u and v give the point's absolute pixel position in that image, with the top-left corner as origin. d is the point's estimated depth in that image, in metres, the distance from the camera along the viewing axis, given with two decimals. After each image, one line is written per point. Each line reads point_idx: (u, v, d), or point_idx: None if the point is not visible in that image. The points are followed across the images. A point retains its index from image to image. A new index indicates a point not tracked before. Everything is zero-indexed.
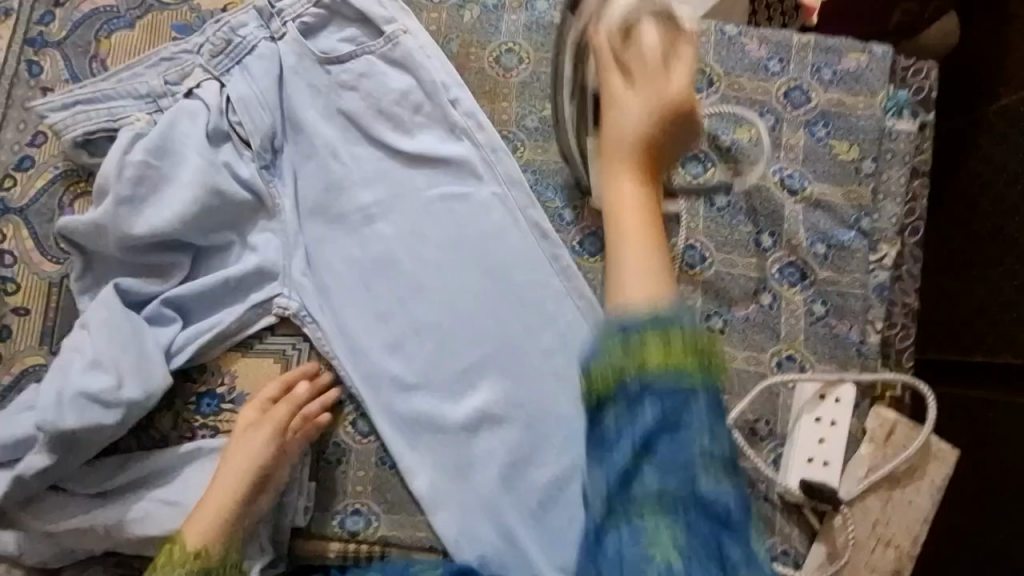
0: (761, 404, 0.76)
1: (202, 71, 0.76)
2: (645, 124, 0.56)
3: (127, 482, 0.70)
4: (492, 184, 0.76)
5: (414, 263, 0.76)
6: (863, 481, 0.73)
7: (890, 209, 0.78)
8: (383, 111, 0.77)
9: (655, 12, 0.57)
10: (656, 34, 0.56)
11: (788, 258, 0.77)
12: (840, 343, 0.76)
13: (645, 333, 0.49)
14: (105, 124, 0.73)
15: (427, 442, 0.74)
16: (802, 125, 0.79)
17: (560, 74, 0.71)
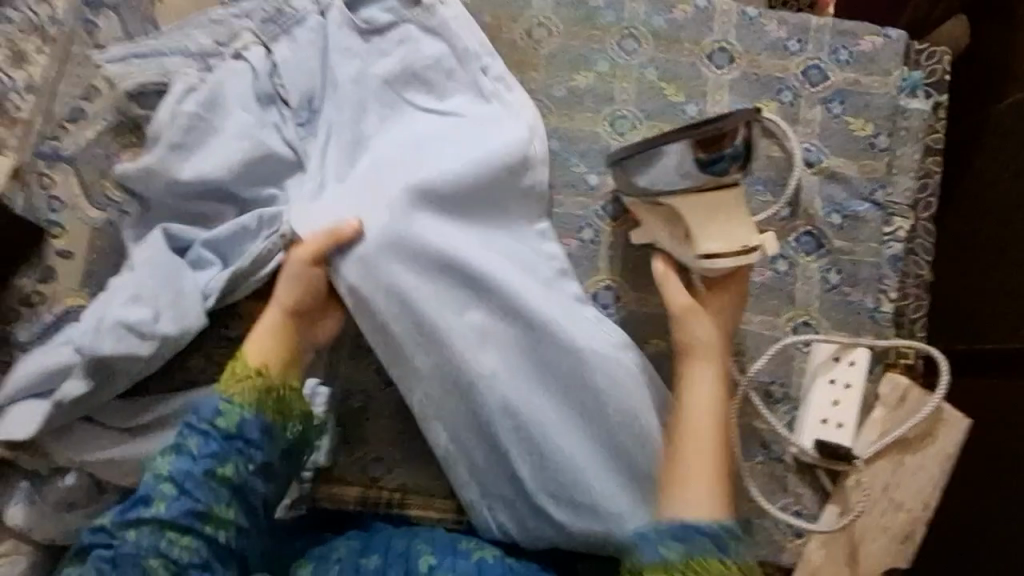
0: (776, 366, 0.77)
1: (252, 35, 0.80)
2: (713, 336, 0.69)
3: (159, 419, 0.74)
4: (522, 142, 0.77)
5: (423, 189, 0.74)
6: (876, 443, 0.74)
7: (903, 183, 0.81)
8: (417, 76, 0.79)
9: (736, 248, 0.68)
10: (729, 262, 0.68)
11: (805, 227, 0.80)
12: (852, 310, 0.79)
13: (697, 543, 0.61)
14: (157, 78, 0.77)
15: (423, 353, 0.73)
16: (819, 101, 0.82)
17: (658, 142, 0.68)
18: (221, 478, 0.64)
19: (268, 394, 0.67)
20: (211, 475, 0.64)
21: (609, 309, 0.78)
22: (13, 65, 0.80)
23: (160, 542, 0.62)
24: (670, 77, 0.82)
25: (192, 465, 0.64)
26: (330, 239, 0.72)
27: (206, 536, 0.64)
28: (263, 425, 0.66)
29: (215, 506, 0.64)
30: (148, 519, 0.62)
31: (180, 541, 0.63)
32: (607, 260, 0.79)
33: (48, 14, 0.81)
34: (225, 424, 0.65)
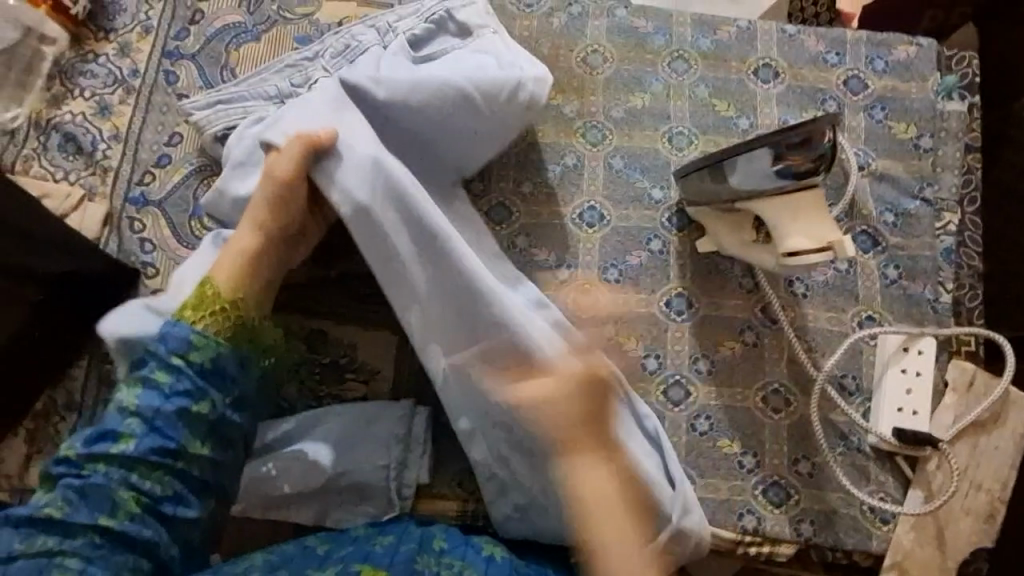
0: (847, 360, 0.81)
1: (322, 70, 0.84)
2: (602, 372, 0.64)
3: (262, 445, 0.76)
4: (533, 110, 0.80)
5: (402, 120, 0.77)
6: (951, 427, 0.77)
7: (949, 179, 0.86)
8: None
9: (816, 242, 0.69)
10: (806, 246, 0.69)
11: (861, 227, 0.84)
12: (914, 301, 0.82)
13: None
14: (240, 121, 0.81)
15: (418, 263, 0.72)
16: (863, 108, 0.87)
17: (732, 149, 0.67)
18: (195, 415, 0.64)
19: (236, 314, 0.67)
20: (184, 412, 0.64)
21: (684, 315, 0.82)
22: (99, 117, 0.84)
23: (130, 474, 0.62)
24: (721, 93, 0.87)
25: (162, 401, 0.63)
26: (307, 146, 0.71)
27: (179, 470, 0.63)
28: (239, 359, 0.67)
29: (188, 443, 0.64)
30: (116, 456, 0.62)
31: (151, 474, 0.62)
32: (676, 269, 0.83)
33: (129, 68, 0.86)
34: (195, 357, 0.65)
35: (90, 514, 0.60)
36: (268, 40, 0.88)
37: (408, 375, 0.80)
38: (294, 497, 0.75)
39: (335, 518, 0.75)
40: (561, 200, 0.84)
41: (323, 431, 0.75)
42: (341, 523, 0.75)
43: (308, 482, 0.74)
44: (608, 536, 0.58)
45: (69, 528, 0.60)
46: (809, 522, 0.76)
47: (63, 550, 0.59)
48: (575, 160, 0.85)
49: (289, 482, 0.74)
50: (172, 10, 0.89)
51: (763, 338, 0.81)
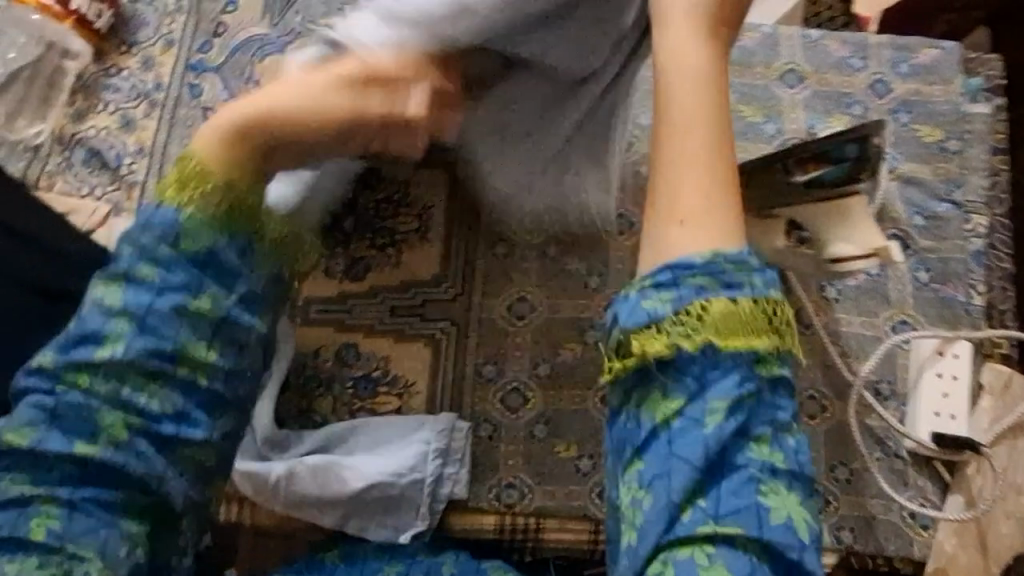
0: (882, 365, 0.81)
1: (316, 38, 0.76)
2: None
3: (305, 451, 0.75)
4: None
5: None
6: (989, 430, 0.77)
7: (976, 181, 0.86)
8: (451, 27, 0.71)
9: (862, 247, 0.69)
10: (853, 252, 0.69)
11: (891, 230, 0.84)
12: (946, 304, 0.82)
13: (691, 282, 0.59)
14: None
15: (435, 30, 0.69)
16: (888, 112, 0.88)
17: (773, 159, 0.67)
18: (196, 313, 0.52)
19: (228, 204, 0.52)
20: (180, 308, 0.51)
21: None
22: (124, 131, 0.84)
23: (120, 390, 0.51)
24: (747, 99, 0.88)
25: (153, 299, 0.51)
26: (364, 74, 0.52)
27: (173, 378, 0.52)
28: (238, 245, 0.53)
29: (189, 343, 0.52)
30: (95, 364, 0.50)
31: (148, 387, 0.51)
32: None
33: (153, 81, 0.86)
34: (187, 246, 0.51)
35: (64, 441, 0.50)
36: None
37: (443, 389, 0.79)
38: (320, 501, 0.74)
39: (359, 526, 0.75)
40: None
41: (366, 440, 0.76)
42: (363, 532, 0.75)
43: (339, 488, 0.73)
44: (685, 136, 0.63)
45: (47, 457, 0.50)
46: (850, 529, 0.76)
47: (38, 495, 0.50)
48: None
49: (319, 484, 0.73)
50: (195, 23, 0.88)
51: (797, 344, 0.81)
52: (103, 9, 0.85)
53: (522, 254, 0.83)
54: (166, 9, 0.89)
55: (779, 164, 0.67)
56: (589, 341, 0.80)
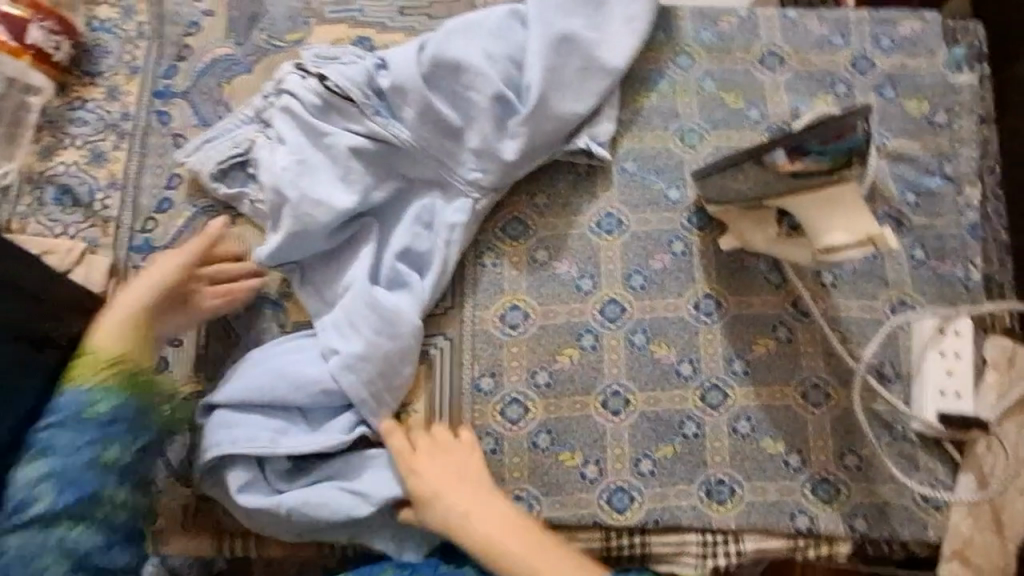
0: (884, 347, 0.80)
1: (321, 95, 0.80)
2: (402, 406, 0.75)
3: (307, 480, 0.74)
4: (608, 70, 0.82)
5: (454, 54, 0.80)
6: (997, 406, 0.76)
7: (967, 154, 0.85)
8: (468, 94, 0.80)
9: (854, 237, 0.66)
10: (842, 242, 0.66)
11: (883, 209, 0.83)
12: (945, 281, 0.81)
13: None
14: (234, 154, 0.80)
15: (460, 105, 0.80)
16: (873, 89, 0.86)
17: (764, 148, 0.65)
18: (103, 466, 0.64)
19: (125, 382, 0.67)
20: (95, 462, 0.64)
21: (713, 316, 0.80)
22: (94, 165, 0.81)
23: (51, 535, 0.61)
24: (728, 86, 0.86)
25: (71, 459, 0.63)
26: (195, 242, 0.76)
27: (100, 520, 0.64)
28: (135, 407, 0.67)
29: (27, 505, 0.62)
30: (33, 520, 0.61)
31: (74, 528, 0.62)
32: (702, 269, 0.81)
33: (120, 111, 0.84)
34: (99, 415, 0.65)
35: None
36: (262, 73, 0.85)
37: (444, 405, 0.77)
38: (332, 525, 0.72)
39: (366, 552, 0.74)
40: (578, 209, 0.82)
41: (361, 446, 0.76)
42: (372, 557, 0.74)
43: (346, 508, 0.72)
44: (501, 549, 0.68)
45: None
46: (863, 516, 0.75)
47: None
48: (588, 167, 0.84)
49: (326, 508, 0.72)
50: (159, 49, 0.86)
51: (797, 333, 0.80)
52: (61, 42, 0.82)
53: (512, 262, 0.81)
54: (128, 35, 0.87)
55: (771, 151, 0.65)
56: (585, 346, 0.79)
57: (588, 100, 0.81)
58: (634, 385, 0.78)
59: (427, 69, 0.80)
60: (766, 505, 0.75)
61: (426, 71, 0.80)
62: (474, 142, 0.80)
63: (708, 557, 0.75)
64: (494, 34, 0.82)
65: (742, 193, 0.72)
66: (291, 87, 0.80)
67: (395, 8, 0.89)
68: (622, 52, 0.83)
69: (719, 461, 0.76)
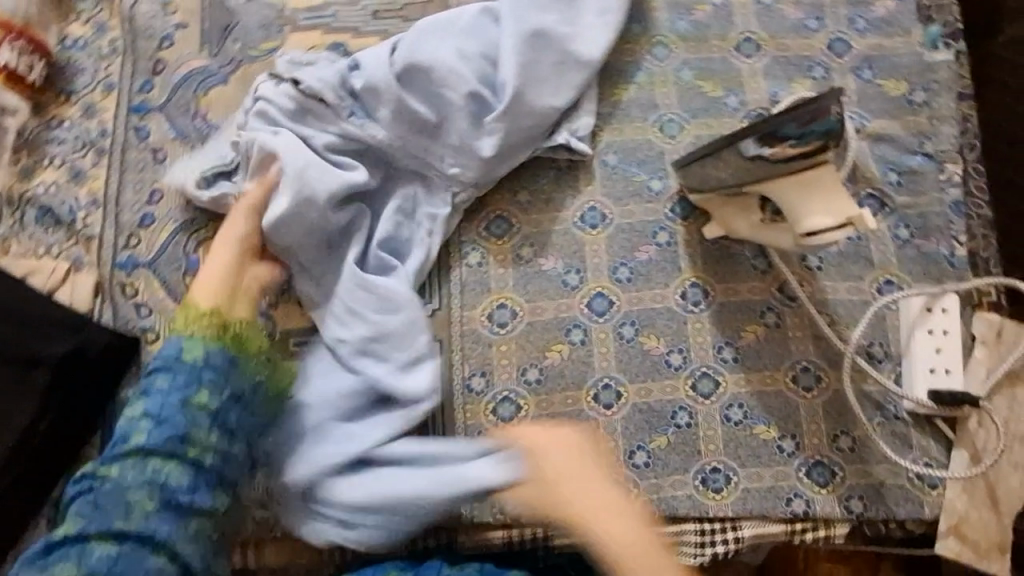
0: (872, 328, 0.80)
1: (295, 99, 0.80)
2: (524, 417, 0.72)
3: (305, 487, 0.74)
4: (586, 65, 0.82)
5: (427, 53, 0.80)
6: (987, 381, 0.76)
7: (946, 131, 0.85)
8: (444, 92, 0.80)
9: (833, 220, 0.66)
10: (823, 225, 0.67)
11: (866, 190, 0.83)
12: (931, 259, 0.81)
13: None
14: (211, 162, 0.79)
15: (436, 104, 0.80)
16: (851, 70, 0.86)
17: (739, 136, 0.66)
18: (197, 407, 0.68)
19: (225, 331, 0.72)
20: (188, 402, 0.68)
21: (701, 305, 0.80)
22: (74, 184, 0.81)
23: (151, 467, 0.66)
24: (706, 74, 0.86)
25: (169, 397, 0.68)
26: (257, 193, 0.76)
27: (194, 460, 0.67)
28: (228, 356, 0.71)
29: (135, 440, 0.67)
30: (134, 451, 0.67)
31: (166, 464, 0.66)
32: (687, 258, 0.81)
33: (98, 128, 0.83)
34: (190, 361, 0.70)
35: (103, 522, 0.63)
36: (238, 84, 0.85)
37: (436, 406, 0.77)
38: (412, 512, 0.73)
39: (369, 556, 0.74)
40: (560, 205, 0.82)
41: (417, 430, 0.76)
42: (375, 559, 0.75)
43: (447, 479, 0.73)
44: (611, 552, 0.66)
45: (87, 536, 0.63)
46: (859, 497, 0.75)
47: (126, 529, 0.64)
48: (569, 162, 0.84)
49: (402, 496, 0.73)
50: (134, 64, 0.86)
51: (785, 318, 0.80)
52: (33, 62, 0.83)
53: (498, 261, 0.81)
54: (103, 52, 0.87)
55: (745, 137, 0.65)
56: (575, 341, 0.79)
57: (566, 96, 0.82)
58: (624, 377, 0.78)
59: (401, 69, 0.79)
60: (760, 492, 0.75)
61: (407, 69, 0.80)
62: (454, 140, 0.80)
63: (706, 544, 0.75)
64: (467, 32, 0.82)
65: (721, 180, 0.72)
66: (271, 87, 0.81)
67: (369, 11, 0.89)
68: (597, 46, 0.83)
69: (712, 449, 0.76)
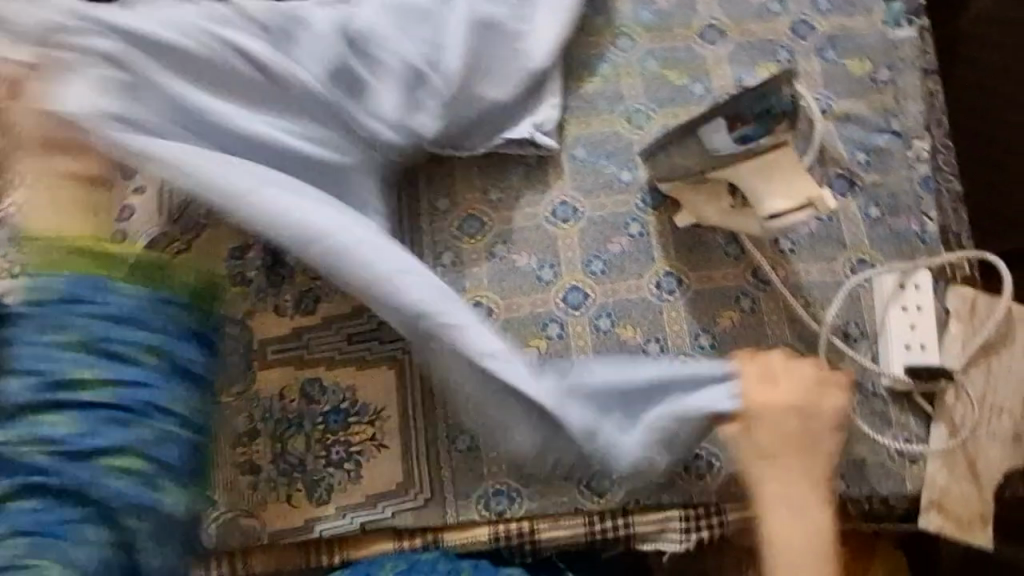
0: (847, 308, 0.80)
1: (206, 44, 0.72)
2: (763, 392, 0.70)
3: (291, 492, 0.74)
4: (542, 54, 0.82)
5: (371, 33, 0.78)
6: (962, 355, 0.77)
7: (913, 108, 0.85)
8: (386, 74, 0.77)
9: (794, 202, 0.67)
10: (784, 207, 0.67)
11: (835, 171, 0.83)
12: (902, 237, 0.81)
13: None
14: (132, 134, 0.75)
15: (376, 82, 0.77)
16: (815, 52, 0.86)
17: (698, 123, 0.68)
18: (69, 344, 0.62)
19: (84, 255, 0.66)
20: (56, 342, 0.61)
21: (676, 294, 0.80)
22: None
23: (39, 420, 0.60)
24: (671, 63, 0.86)
25: (32, 341, 0.62)
26: (34, 107, 0.67)
27: (82, 403, 0.60)
28: (91, 280, 0.64)
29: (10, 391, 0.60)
30: (13, 406, 0.60)
31: (47, 415, 0.60)
32: (660, 248, 0.81)
33: None
34: (43, 296, 0.63)
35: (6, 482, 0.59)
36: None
37: (416, 406, 0.77)
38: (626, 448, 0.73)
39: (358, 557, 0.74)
40: (531, 200, 0.83)
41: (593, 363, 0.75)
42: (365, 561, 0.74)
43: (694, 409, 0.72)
44: (790, 545, 0.66)
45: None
46: (841, 476, 0.75)
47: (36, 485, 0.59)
48: (537, 158, 0.84)
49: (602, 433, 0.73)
50: None
51: (760, 302, 0.80)
52: None
53: (472, 260, 0.81)
54: None
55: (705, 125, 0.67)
56: (552, 335, 0.79)
57: (519, 83, 0.82)
58: None
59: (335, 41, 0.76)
60: None
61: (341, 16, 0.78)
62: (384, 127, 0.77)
63: (692, 530, 0.75)
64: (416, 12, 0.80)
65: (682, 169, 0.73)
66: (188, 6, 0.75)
67: None
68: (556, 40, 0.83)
69: None
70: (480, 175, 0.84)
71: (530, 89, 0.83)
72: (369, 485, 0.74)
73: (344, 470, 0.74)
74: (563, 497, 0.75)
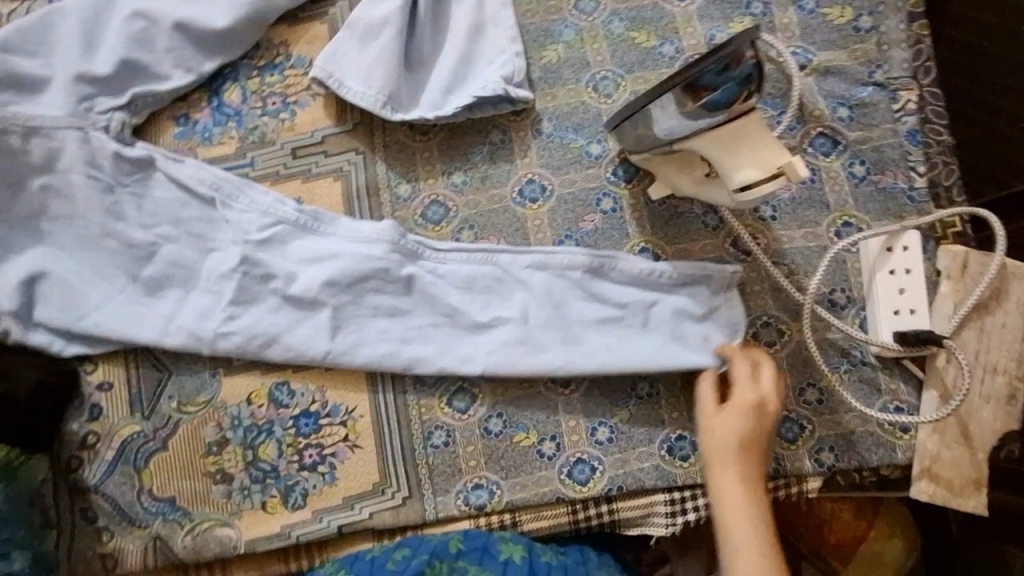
0: (832, 274, 0.77)
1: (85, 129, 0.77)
2: (745, 380, 0.68)
3: (266, 497, 0.73)
4: (477, 13, 0.80)
5: (350, 35, 0.78)
6: (954, 317, 0.73)
7: (897, 56, 0.80)
8: (371, 69, 0.77)
9: (767, 169, 0.63)
10: (758, 175, 0.63)
11: (817, 130, 0.78)
12: (888, 195, 0.77)
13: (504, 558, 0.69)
14: (39, 162, 0.75)
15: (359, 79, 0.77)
16: (791, 3, 0.81)
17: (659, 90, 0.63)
18: None
19: None
20: None
21: None
22: None
23: None
24: (638, 24, 0.81)
25: None
26: None
27: None
28: None
29: None
30: None
31: None
32: (635, 223, 0.77)
33: None
34: None
35: None
36: (145, 121, 0.81)
37: (388, 403, 0.74)
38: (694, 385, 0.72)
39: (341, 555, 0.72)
40: (497, 181, 0.79)
41: (532, 272, 0.75)
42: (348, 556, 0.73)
43: (658, 273, 0.74)
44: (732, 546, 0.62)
45: None
46: (829, 449, 0.73)
47: None
48: (502, 136, 0.79)
49: (637, 333, 0.74)
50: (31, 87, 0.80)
51: (740, 274, 0.76)
52: None
53: None
54: None
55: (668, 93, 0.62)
56: None
57: (466, 46, 0.79)
58: None
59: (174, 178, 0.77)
60: None
61: (179, 39, 0.79)
62: (238, 212, 0.76)
63: (677, 514, 0.73)
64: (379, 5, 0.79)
65: (648, 139, 0.69)
66: (19, 57, 0.77)
67: None
68: (506, 9, 0.80)
69: (676, 417, 0.74)
70: (441, 158, 0.79)
71: (477, 50, 0.79)
72: (345, 486, 0.73)
73: (319, 473, 0.73)
74: (543, 488, 0.73)
